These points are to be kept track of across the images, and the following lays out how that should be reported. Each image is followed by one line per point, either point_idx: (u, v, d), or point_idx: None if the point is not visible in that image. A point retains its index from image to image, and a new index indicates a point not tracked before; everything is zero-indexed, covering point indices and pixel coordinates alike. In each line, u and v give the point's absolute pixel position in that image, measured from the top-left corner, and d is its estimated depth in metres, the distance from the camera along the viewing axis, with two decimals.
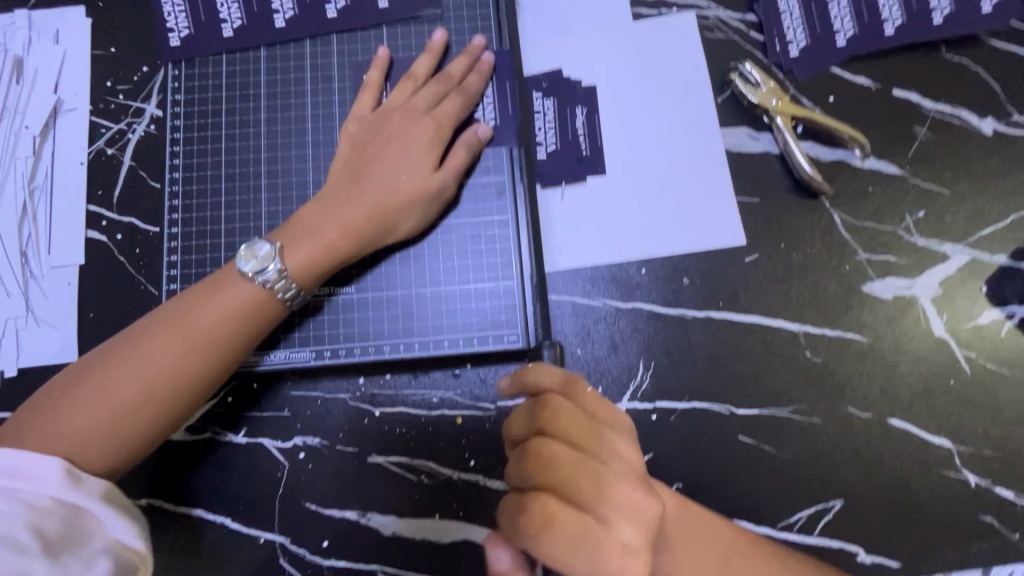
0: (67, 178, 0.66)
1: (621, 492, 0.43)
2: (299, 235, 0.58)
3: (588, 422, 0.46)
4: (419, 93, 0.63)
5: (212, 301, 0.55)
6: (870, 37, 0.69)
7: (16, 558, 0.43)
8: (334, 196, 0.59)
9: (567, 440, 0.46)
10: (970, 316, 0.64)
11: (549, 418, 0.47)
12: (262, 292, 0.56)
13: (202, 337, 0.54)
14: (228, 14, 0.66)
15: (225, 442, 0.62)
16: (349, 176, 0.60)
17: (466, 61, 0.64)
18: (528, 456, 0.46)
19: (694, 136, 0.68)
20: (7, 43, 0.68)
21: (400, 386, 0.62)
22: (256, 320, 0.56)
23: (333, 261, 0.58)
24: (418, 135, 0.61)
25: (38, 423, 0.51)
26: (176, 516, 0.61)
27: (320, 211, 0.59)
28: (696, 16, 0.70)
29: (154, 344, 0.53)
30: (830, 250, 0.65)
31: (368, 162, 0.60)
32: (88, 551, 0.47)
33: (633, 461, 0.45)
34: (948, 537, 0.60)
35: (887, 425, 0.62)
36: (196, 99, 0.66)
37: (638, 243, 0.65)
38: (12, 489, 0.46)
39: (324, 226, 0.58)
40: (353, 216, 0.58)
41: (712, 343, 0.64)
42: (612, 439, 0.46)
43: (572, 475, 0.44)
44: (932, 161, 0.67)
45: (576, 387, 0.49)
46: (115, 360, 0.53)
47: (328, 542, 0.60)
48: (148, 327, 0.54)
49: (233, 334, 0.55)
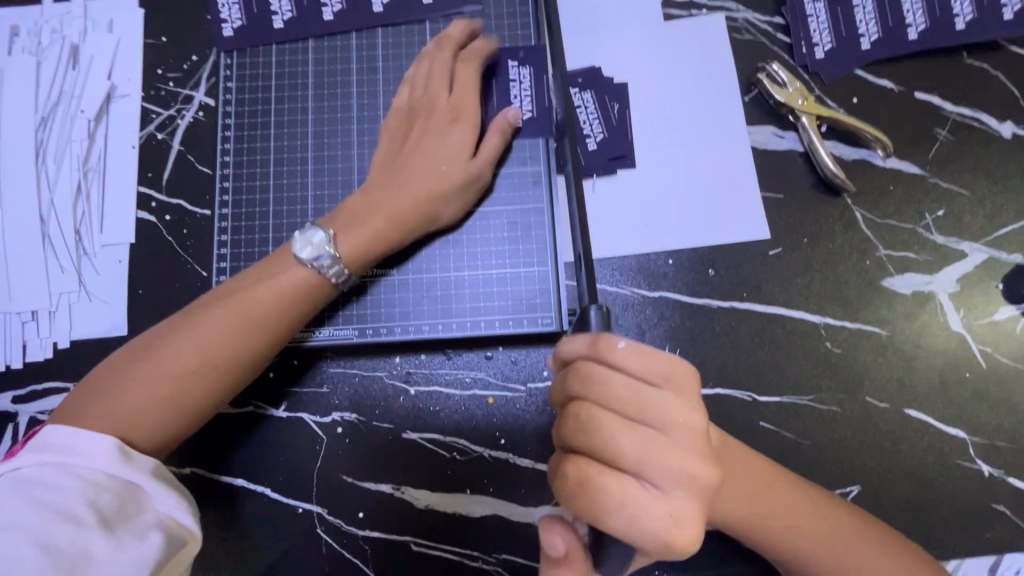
0: (119, 161, 0.69)
1: (667, 456, 0.44)
2: (348, 223, 0.60)
3: (634, 387, 0.47)
4: (449, 87, 0.64)
5: (268, 283, 0.58)
6: (895, 41, 0.71)
7: (77, 531, 0.46)
8: (378, 187, 0.62)
9: (613, 407, 0.47)
10: (986, 312, 0.66)
11: (590, 387, 0.47)
12: (315, 276, 0.59)
13: (254, 317, 0.56)
14: (278, 7, 0.69)
15: (266, 416, 0.64)
16: (391, 169, 0.63)
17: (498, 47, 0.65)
18: (571, 420, 0.48)
19: (722, 133, 0.70)
20: (64, 31, 0.71)
21: (436, 365, 0.65)
22: (303, 300, 0.58)
23: (380, 247, 0.61)
24: (459, 125, 0.63)
25: (103, 398, 0.53)
26: (218, 485, 0.64)
27: (366, 201, 0.61)
28: (726, 17, 0.73)
29: (207, 326, 0.56)
30: (851, 245, 0.68)
31: (408, 153, 0.63)
32: (141, 524, 0.49)
33: (686, 426, 0.45)
34: (961, 524, 0.62)
35: (903, 415, 0.64)
36: (247, 86, 0.69)
37: (667, 235, 0.68)
38: (70, 464, 0.49)
39: (372, 215, 0.60)
40: (398, 204, 0.61)
41: (736, 332, 0.66)
42: (663, 401, 0.46)
43: (616, 441, 0.45)
44: (952, 162, 0.69)
45: (606, 349, 0.47)
46: (176, 337, 0.55)
47: (363, 513, 0.63)
48: (205, 306, 0.57)
49: (287, 314, 0.58)
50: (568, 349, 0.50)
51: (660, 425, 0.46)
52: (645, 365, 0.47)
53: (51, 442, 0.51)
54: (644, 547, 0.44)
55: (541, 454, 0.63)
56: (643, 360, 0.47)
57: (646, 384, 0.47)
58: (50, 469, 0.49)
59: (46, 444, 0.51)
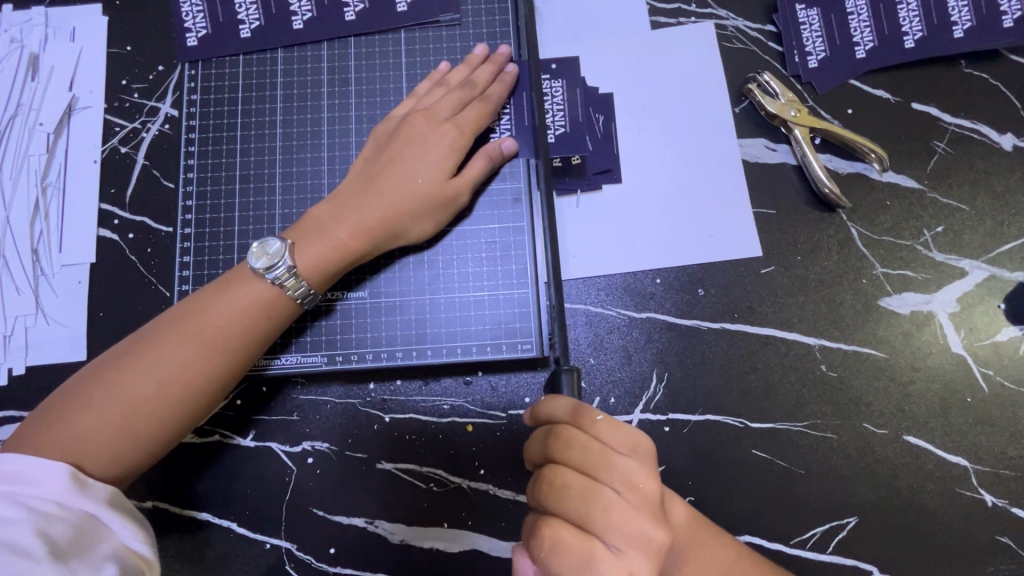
0: (81, 176, 0.66)
1: (628, 522, 0.43)
2: (311, 233, 0.57)
3: (601, 451, 0.45)
4: (444, 98, 0.62)
5: (226, 300, 0.54)
6: (890, 50, 0.69)
7: (24, 564, 0.41)
8: (349, 196, 0.59)
9: (581, 470, 0.45)
10: (988, 333, 0.63)
11: (561, 449, 0.45)
12: (274, 291, 0.55)
13: (214, 338, 0.53)
14: (246, 15, 0.66)
15: (232, 445, 0.61)
16: (366, 177, 0.59)
17: (490, 69, 0.63)
18: (541, 482, 0.46)
19: (711, 147, 0.67)
20: (23, 40, 0.68)
21: (411, 392, 0.62)
22: (266, 319, 0.55)
23: (344, 261, 0.57)
24: (437, 139, 0.60)
25: (49, 430, 0.50)
26: (181, 519, 0.60)
27: (334, 211, 0.58)
28: (715, 25, 0.70)
29: (164, 348, 0.52)
30: (846, 263, 0.65)
31: (386, 161, 0.60)
32: (97, 555, 0.45)
33: (648, 491, 0.44)
34: (964, 557, 0.59)
35: (902, 442, 0.61)
36: (213, 98, 0.65)
37: (654, 253, 0.65)
38: (15, 493, 0.45)
39: (337, 226, 0.57)
40: (366, 217, 0.57)
41: (726, 355, 0.63)
42: (629, 467, 0.44)
43: (583, 506, 0.43)
44: (951, 176, 0.67)
45: (585, 417, 0.46)
46: (129, 361, 0.52)
47: (334, 549, 0.60)
48: (160, 327, 0.54)
49: (247, 333, 0.54)
50: (544, 413, 0.48)
51: (623, 490, 0.44)
52: (616, 430, 0.45)
53: None
54: None
55: (522, 485, 0.60)
56: (610, 424, 0.45)
57: (613, 449, 0.45)
58: None
59: None
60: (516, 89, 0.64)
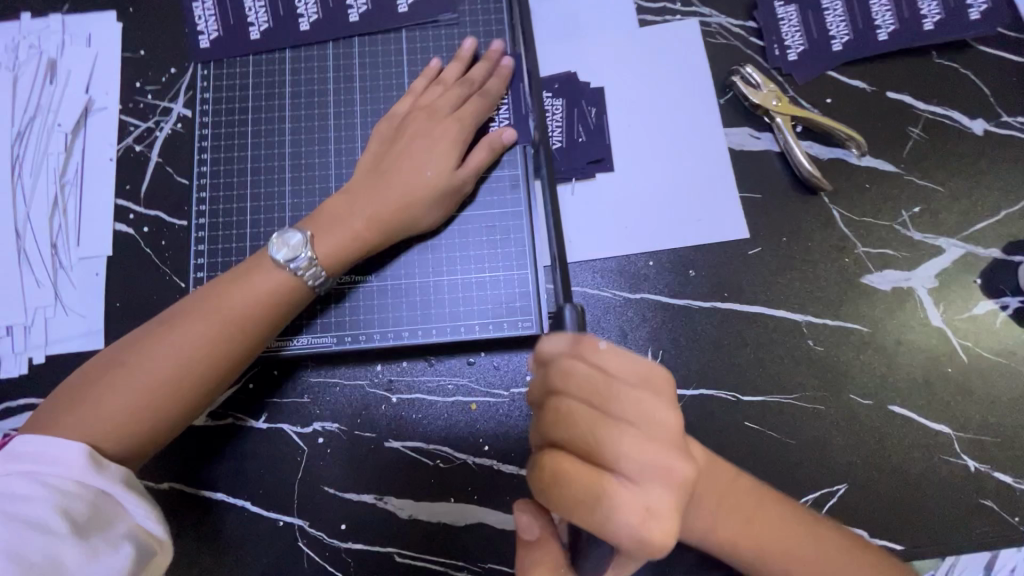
0: (97, 174, 0.69)
1: (649, 452, 0.43)
2: (327, 225, 0.60)
3: (609, 381, 0.45)
4: (444, 95, 0.65)
5: (242, 290, 0.57)
6: (864, 43, 0.73)
7: (48, 540, 0.45)
8: (361, 189, 0.62)
9: (590, 402, 0.44)
10: (966, 307, 0.66)
11: (567, 379, 0.45)
12: (291, 281, 0.58)
13: (230, 321, 0.56)
14: (255, 18, 0.70)
15: (245, 427, 0.63)
16: (376, 170, 0.63)
17: (485, 66, 0.67)
18: (548, 417, 0.45)
19: (699, 136, 0.71)
20: (42, 46, 0.72)
21: (417, 373, 0.64)
22: (279, 309, 0.58)
23: (359, 250, 0.61)
24: (440, 133, 0.63)
25: (70, 411, 0.52)
26: (197, 499, 0.62)
27: (348, 203, 0.61)
28: (699, 22, 0.74)
29: (183, 330, 0.55)
30: (830, 244, 0.68)
31: (394, 156, 0.63)
32: (111, 533, 0.47)
33: (662, 422, 0.44)
34: (950, 520, 0.62)
35: (888, 412, 0.64)
36: (224, 97, 0.69)
37: (647, 238, 0.68)
38: (38, 473, 0.47)
39: (352, 217, 0.60)
40: (378, 208, 0.61)
41: (718, 332, 0.66)
42: (640, 395, 0.44)
43: (596, 437, 0.43)
44: (926, 160, 0.70)
45: (589, 347, 0.46)
46: (147, 346, 0.54)
47: (345, 525, 0.62)
48: (178, 313, 0.56)
49: (260, 322, 0.57)
50: (548, 351, 0.46)
51: (636, 421, 0.44)
52: (624, 362, 0.46)
53: (18, 451, 0.49)
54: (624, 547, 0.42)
55: (525, 459, 0.62)
56: (616, 355, 0.45)
57: (626, 380, 0.45)
58: (17, 477, 0.47)
59: (14, 453, 0.49)
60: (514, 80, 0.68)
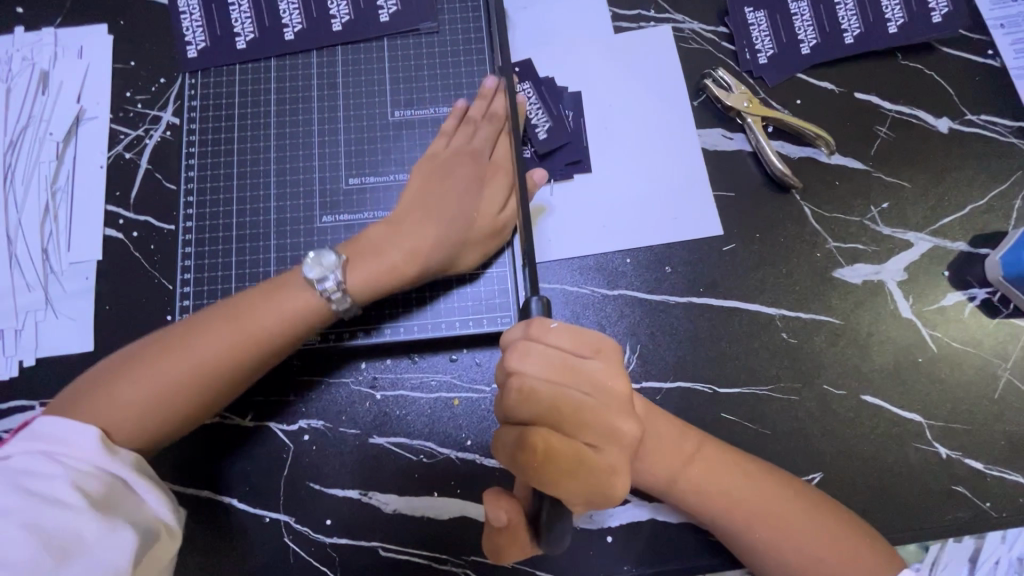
0: (88, 181, 0.71)
1: (606, 419, 0.50)
2: (366, 256, 0.60)
3: (564, 357, 0.50)
4: (479, 135, 0.66)
5: (273, 305, 0.57)
6: (831, 45, 0.75)
7: (67, 515, 0.45)
8: (401, 223, 0.62)
9: (548, 379, 0.50)
10: (935, 299, 0.68)
11: (524, 359, 0.50)
12: (318, 300, 0.58)
13: (254, 341, 0.56)
14: (241, 28, 0.72)
15: (232, 426, 0.65)
16: (417, 204, 0.63)
17: (506, 100, 0.68)
18: (512, 395, 0.49)
19: (673, 137, 0.73)
20: (34, 58, 0.74)
21: (400, 370, 0.66)
22: (304, 327, 0.58)
23: (397, 282, 0.61)
24: (480, 175, 0.65)
25: (92, 396, 0.53)
26: (185, 498, 0.63)
27: (387, 236, 0.61)
28: (672, 28, 0.76)
29: (208, 340, 0.55)
30: (802, 239, 0.70)
31: (435, 192, 0.63)
32: (125, 515, 0.48)
33: (615, 389, 0.50)
34: (924, 505, 0.63)
35: (861, 401, 0.66)
36: (211, 104, 0.71)
37: (624, 236, 0.70)
38: (55, 454, 0.49)
39: (391, 249, 0.60)
40: (421, 241, 0.61)
41: (695, 326, 0.68)
42: (594, 366, 0.50)
43: (559, 410, 0.49)
44: (893, 158, 0.72)
45: (539, 328, 0.50)
46: (173, 345, 0.55)
47: (330, 520, 0.63)
48: (207, 317, 0.57)
49: (284, 338, 0.57)
50: (506, 336, 0.52)
51: (593, 392, 0.50)
52: (573, 337, 0.51)
53: (41, 431, 0.50)
54: (593, 501, 0.50)
55: None
56: (565, 330, 0.50)
57: (582, 354, 0.51)
58: (35, 456, 0.48)
59: (33, 434, 0.50)
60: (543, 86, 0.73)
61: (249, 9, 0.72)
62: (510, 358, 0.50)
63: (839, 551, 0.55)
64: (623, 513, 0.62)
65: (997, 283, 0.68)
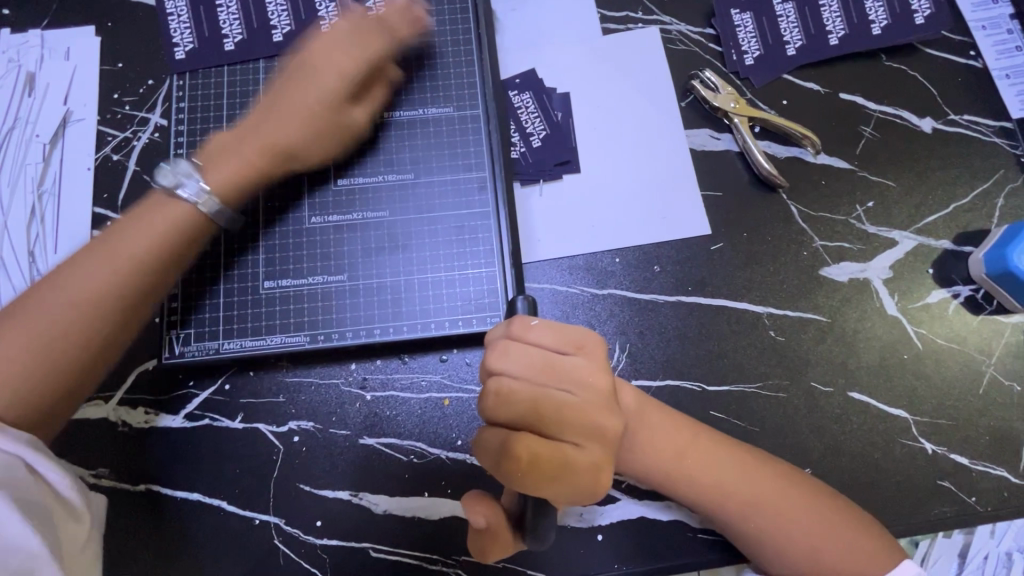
0: (75, 182, 0.70)
1: (587, 416, 0.50)
2: (219, 159, 0.63)
3: (544, 356, 0.51)
4: (337, 29, 0.67)
5: (143, 228, 0.58)
6: (816, 47, 0.76)
7: None
8: (257, 121, 0.64)
9: (527, 379, 0.50)
10: (919, 296, 0.69)
11: (504, 360, 0.51)
12: (187, 210, 0.59)
13: (128, 261, 0.56)
14: (229, 29, 0.72)
15: (221, 428, 0.64)
16: (270, 103, 0.65)
17: (401, 8, 0.69)
18: (491, 397, 0.50)
19: (661, 137, 0.73)
20: (20, 60, 0.73)
21: (391, 370, 0.66)
22: (183, 240, 0.59)
23: (251, 180, 0.63)
24: (340, 63, 0.65)
25: None
26: (173, 500, 0.63)
27: (239, 138, 0.64)
28: (659, 30, 0.77)
29: (83, 272, 0.55)
30: (789, 237, 0.71)
31: (290, 89, 0.65)
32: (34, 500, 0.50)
33: (596, 385, 0.51)
34: (910, 500, 0.64)
35: (848, 398, 0.66)
36: (200, 105, 0.71)
37: (613, 235, 0.70)
38: None
39: (243, 149, 0.63)
40: (269, 134, 0.64)
41: (683, 325, 0.68)
42: (574, 364, 0.51)
43: (538, 410, 0.50)
44: (878, 157, 0.73)
45: (519, 328, 0.52)
46: (42, 293, 0.54)
47: (321, 522, 0.63)
48: (79, 257, 0.56)
49: (165, 257, 0.58)
50: (488, 337, 0.53)
51: (573, 390, 0.50)
52: (554, 336, 0.52)
53: None
54: (579, 500, 0.50)
55: None
56: (546, 329, 0.51)
57: (563, 352, 0.51)
58: None
59: None
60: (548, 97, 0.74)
61: (237, 11, 0.72)
62: (490, 359, 0.51)
63: (831, 539, 0.56)
64: (614, 511, 0.63)
65: (980, 279, 0.69)
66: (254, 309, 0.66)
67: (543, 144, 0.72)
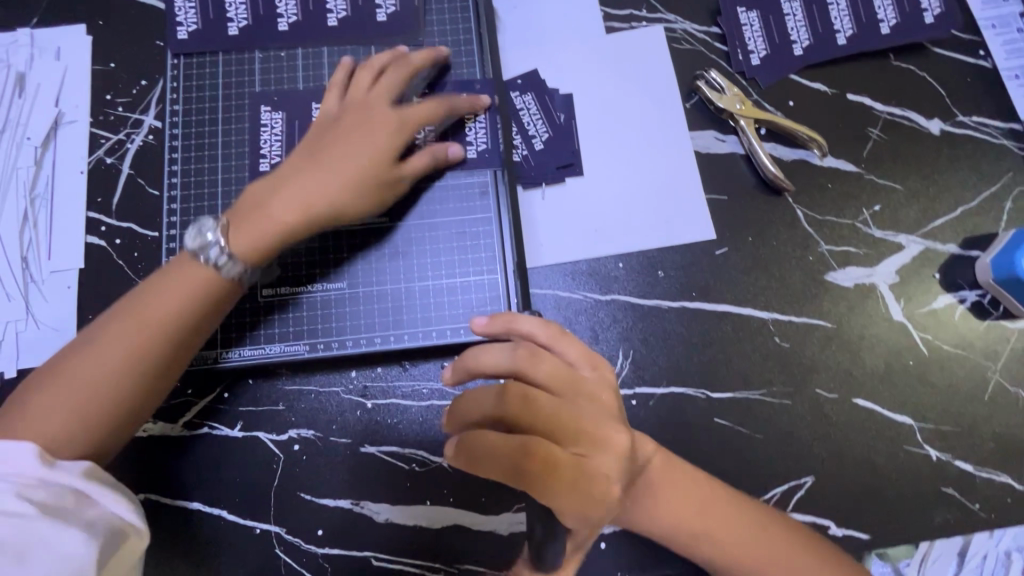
0: (68, 186, 0.69)
1: (603, 427, 0.51)
2: (243, 217, 0.58)
3: (567, 366, 0.53)
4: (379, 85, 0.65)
5: (167, 288, 0.55)
6: (824, 47, 0.75)
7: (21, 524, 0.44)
8: (290, 175, 0.60)
9: (552, 384, 0.52)
10: (925, 302, 0.69)
11: (532, 363, 0.52)
12: (211, 271, 0.56)
13: (152, 322, 0.54)
14: (234, 14, 0.71)
15: (220, 436, 0.64)
16: (313, 147, 0.61)
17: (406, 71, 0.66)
18: (514, 398, 0.51)
19: (665, 140, 0.72)
20: (10, 60, 0.72)
21: (392, 378, 0.65)
22: (201, 300, 0.56)
23: (279, 243, 0.58)
24: (376, 127, 0.62)
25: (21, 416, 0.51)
26: (173, 509, 0.62)
27: (267, 189, 0.59)
28: (664, 28, 0.76)
29: (107, 338, 0.53)
30: (795, 242, 0.70)
31: (328, 139, 0.61)
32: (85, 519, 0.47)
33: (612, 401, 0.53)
34: (913, 507, 0.64)
35: (853, 405, 0.66)
36: (195, 109, 0.69)
37: (617, 240, 0.69)
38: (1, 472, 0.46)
39: (277, 206, 0.58)
40: (314, 194, 0.59)
41: (687, 331, 0.67)
42: (594, 378, 0.53)
43: (559, 415, 0.51)
44: (886, 160, 0.72)
45: (551, 335, 0.54)
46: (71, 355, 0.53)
47: (322, 530, 0.62)
48: (106, 318, 0.54)
49: (188, 315, 0.55)
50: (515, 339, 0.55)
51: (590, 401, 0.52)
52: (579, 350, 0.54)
53: None
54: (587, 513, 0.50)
55: None
56: (574, 342, 0.54)
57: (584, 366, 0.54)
58: None
59: None
60: (550, 98, 0.73)
61: None
62: (517, 358, 0.53)
63: None
64: None
65: (988, 285, 0.68)
66: (254, 318, 0.65)
67: (545, 149, 0.71)
